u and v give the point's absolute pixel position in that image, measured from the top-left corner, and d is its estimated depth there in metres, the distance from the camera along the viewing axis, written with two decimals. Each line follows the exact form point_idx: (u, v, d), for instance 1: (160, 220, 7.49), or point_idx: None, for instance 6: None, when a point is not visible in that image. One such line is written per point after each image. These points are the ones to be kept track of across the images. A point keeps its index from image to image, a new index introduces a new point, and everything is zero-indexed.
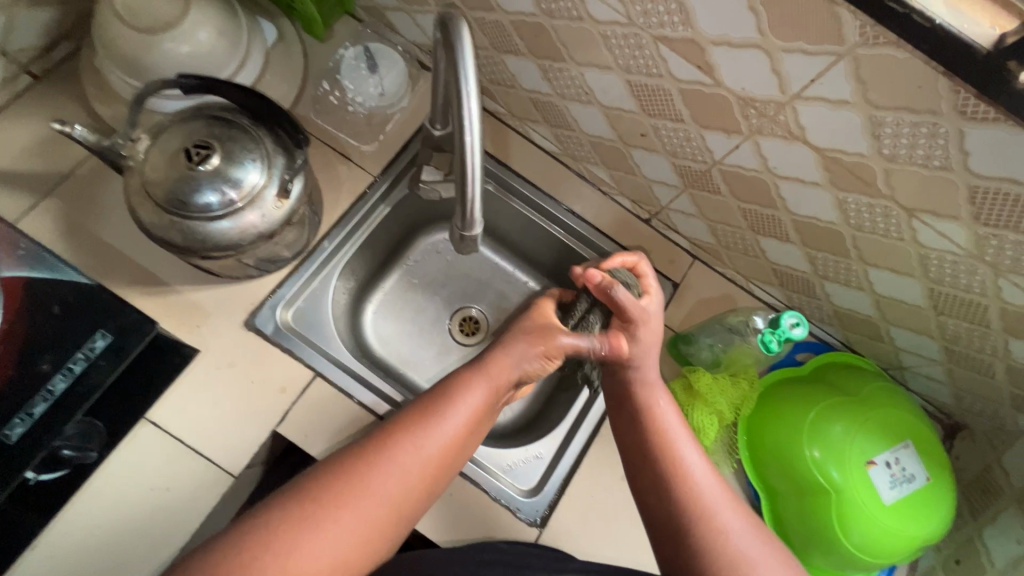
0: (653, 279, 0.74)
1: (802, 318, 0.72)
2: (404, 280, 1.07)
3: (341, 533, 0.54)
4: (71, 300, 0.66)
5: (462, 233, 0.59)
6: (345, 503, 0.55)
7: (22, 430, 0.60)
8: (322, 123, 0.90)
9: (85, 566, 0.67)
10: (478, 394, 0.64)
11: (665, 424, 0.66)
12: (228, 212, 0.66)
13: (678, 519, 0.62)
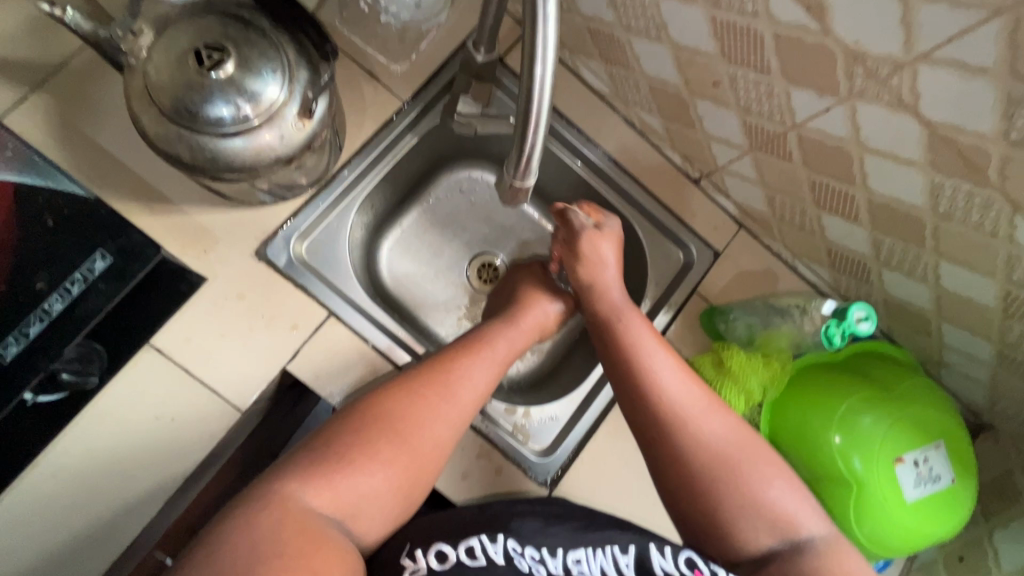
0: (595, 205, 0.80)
1: (870, 314, 0.71)
2: (424, 218, 1.00)
3: (405, 455, 0.58)
4: (66, 214, 0.59)
5: (513, 185, 0.51)
6: (403, 430, 0.58)
7: (17, 350, 0.56)
8: (348, 33, 0.80)
9: (85, 492, 0.64)
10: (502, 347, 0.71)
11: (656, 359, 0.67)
12: (242, 129, 0.58)
13: (664, 437, 0.63)
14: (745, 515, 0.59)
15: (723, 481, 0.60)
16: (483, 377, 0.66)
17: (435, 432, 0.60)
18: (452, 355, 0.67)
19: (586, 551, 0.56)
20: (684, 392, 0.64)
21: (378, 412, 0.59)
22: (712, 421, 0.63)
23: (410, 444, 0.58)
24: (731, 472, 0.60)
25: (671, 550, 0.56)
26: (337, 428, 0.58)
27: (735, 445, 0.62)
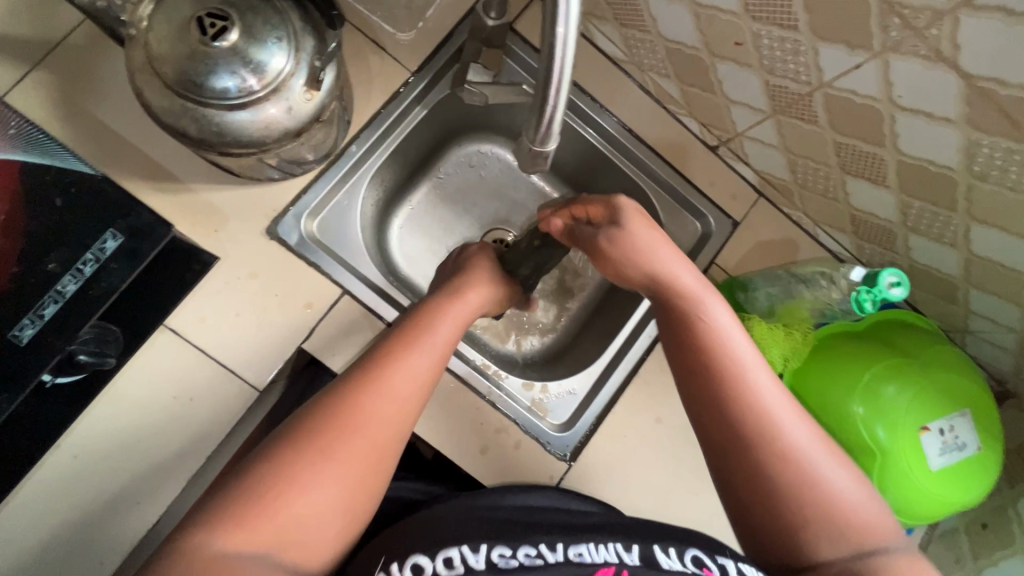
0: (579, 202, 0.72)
1: (903, 278, 0.66)
2: (434, 195, 0.98)
3: (345, 468, 0.48)
4: (74, 193, 0.57)
5: (533, 149, 0.49)
6: (343, 437, 0.49)
7: (33, 332, 0.55)
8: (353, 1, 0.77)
9: (108, 469, 0.65)
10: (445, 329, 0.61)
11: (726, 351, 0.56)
12: (248, 101, 0.56)
13: (736, 445, 0.53)
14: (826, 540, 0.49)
15: (803, 502, 0.50)
16: (425, 365, 0.56)
17: (378, 435, 0.50)
18: (394, 343, 0.57)
19: (587, 545, 0.49)
20: (761, 396, 0.54)
21: (312, 422, 0.49)
22: (777, 421, 0.53)
23: (352, 455, 0.49)
24: (810, 490, 0.50)
25: (677, 550, 0.49)
26: (264, 446, 0.48)
27: (818, 455, 0.52)
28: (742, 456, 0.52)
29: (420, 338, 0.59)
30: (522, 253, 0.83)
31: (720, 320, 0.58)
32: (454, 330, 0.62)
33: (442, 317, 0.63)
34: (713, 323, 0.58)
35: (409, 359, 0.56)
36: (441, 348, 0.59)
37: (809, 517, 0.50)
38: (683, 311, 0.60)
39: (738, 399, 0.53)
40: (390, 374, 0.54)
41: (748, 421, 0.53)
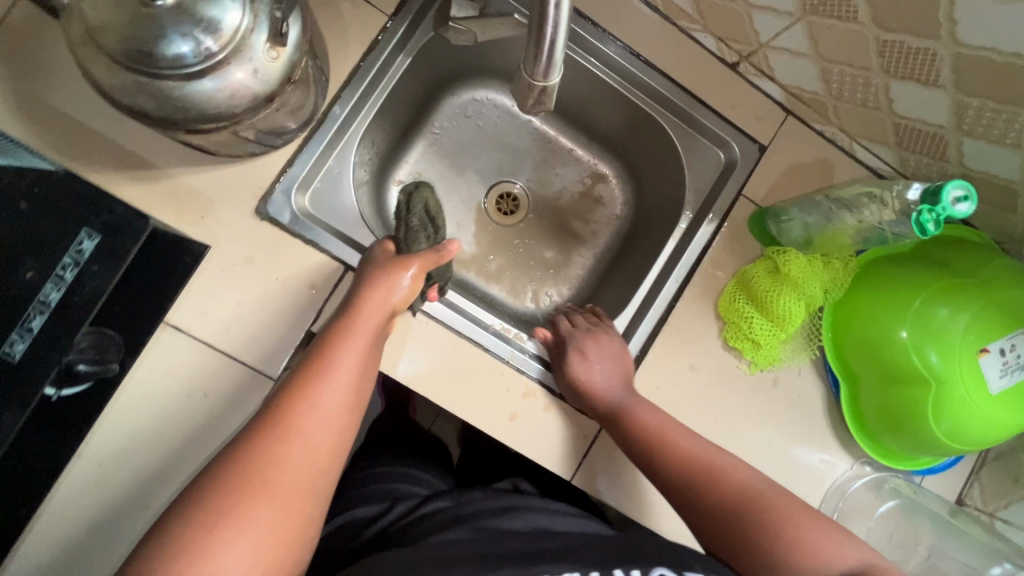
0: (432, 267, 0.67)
1: (971, 191, 0.55)
2: (430, 152, 0.91)
3: (260, 526, 0.45)
4: (37, 193, 0.52)
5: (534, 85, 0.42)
6: (254, 488, 0.46)
7: (25, 347, 0.52)
8: None
9: (125, 485, 0.62)
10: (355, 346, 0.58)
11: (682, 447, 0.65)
12: (207, 68, 0.50)
13: (702, 506, 0.61)
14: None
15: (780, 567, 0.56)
16: (333, 402, 0.53)
17: (292, 483, 0.48)
18: (297, 384, 0.53)
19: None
20: (711, 472, 0.62)
21: (218, 481, 0.46)
22: (727, 474, 0.62)
23: (265, 508, 0.46)
24: (780, 551, 0.56)
25: (641, 573, 0.50)
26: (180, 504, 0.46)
27: (778, 509, 0.58)
28: (718, 524, 0.60)
29: (322, 375, 0.54)
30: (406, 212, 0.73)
31: (657, 424, 0.67)
32: (362, 355, 0.58)
33: (346, 342, 0.58)
34: (659, 431, 0.66)
35: (315, 399, 0.52)
36: (349, 381, 0.55)
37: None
38: (621, 415, 0.69)
39: (695, 475, 0.62)
40: (297, 419, 0.51)
41: (708, 513, 0.61)
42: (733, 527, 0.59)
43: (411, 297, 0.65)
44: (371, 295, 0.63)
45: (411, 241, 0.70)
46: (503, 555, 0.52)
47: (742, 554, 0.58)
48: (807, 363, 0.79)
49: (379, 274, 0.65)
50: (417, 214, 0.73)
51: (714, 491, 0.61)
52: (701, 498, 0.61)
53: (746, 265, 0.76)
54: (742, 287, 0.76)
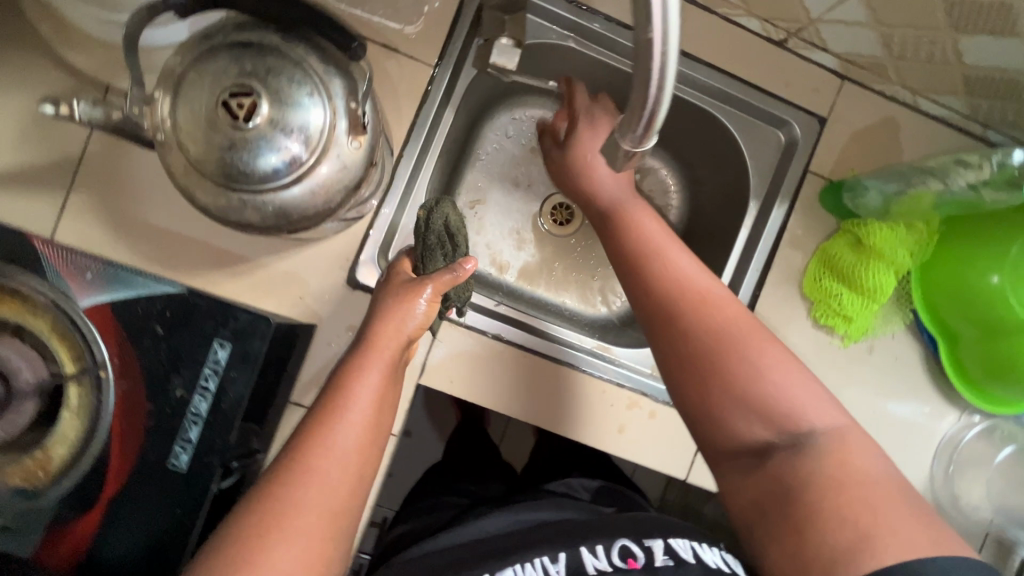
0: (449, 280, 0.56)
1: None
2: (480, 180, 0.92)
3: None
4: (169, 317, 0.56)
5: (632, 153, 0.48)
6: (271, 541, 0.41)
7: (188, 456, 0.57)
8: (349, 10, 0.69)
9: None
10: (374, 376, 0.50)
11: (674, 269, 0.59)
12: (300, 174, 0.52)
13: (675, 321, 0.58)
14: (755, 424, 0.54)
15: (733, 395, 0.55)
16: (351, 445, 0.46)
17: (310, 532, 0.42)
18: (309, 427, 0.46)
19: (516, 566, 0.54)
20: (685, 297, 0.58)
21: (233, 538, 0.41)
22: (713, 308, 0.57)
23: (283, 563, 0.41)
24: (737, 382, 0.54)
25: (604, 545, 0.56)
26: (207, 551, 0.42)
27: (741, 339, 0.56)
28: (693, 355, 0.56)
29: (336, 416, 0.47)
30: (427, 231, 0.62)
31: (652, 234, 0.63)
32: (380, 392, 0.50)
33: (361, 377, 0.49)
34: (648, 259, 0.61)
35: (330, 446, 0.45)
36: (365, 421, 0.48)
37: (746, 406, 0.54)
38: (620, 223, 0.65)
39: (680, 291, 0.58)
40: (311, 467, 0.44)
41: (675, 339, 0.58)
42: (709, 360, 0.55)
43: (429, 324, 0.56)
44: (385, 327, 0.54)
45: (428, 259, 0.62)
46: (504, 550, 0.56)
47: (700, 382, 0.56)
48: (900, 328, 0.79)
49: (393, 296, 0.56)
50: (438, 230, 0.62)
51: (687, 318, 0.57)
52: (682, 311, 0.57)
53: (824, 242, 0.77)
54: (824, 265, 0.76)
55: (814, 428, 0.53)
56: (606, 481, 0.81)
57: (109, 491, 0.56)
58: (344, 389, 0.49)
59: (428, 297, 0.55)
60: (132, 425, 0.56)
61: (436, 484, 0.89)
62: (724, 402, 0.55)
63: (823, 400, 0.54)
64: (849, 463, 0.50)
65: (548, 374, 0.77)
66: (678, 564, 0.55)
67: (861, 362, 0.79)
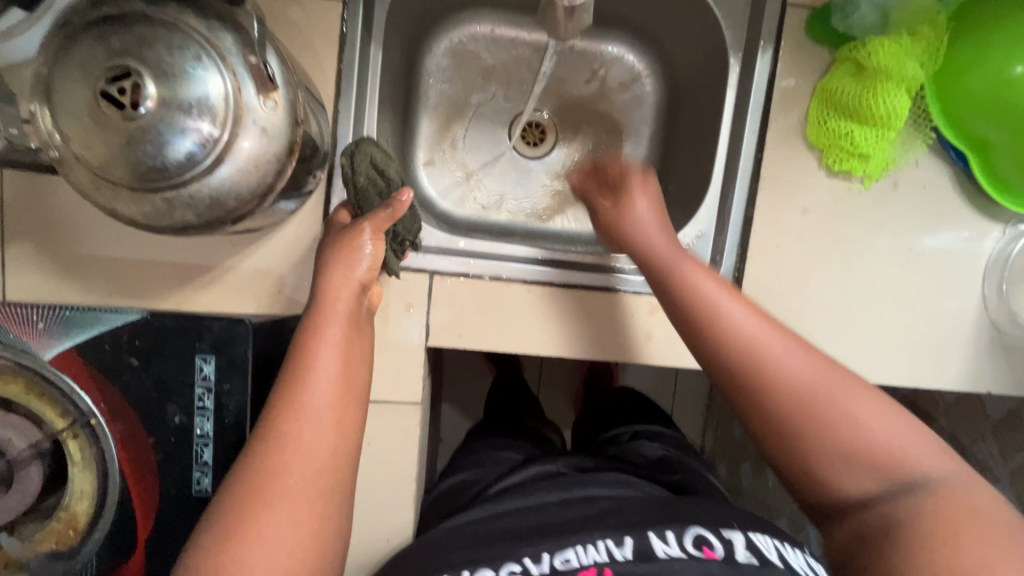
0: (385, 216, 0.58)
1: None
2: (437, 121, 0.85)
3: (269, 542, 0.42)
4: (140, 345, 0.52)
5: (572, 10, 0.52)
6: (266, 493, 0.43)
7: (210, 479, 0.54)
8: None
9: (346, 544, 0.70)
10: (334, 332, 0.50)
11: (732, 326, 0.55)
12: (219, 153, 0.45)
13: (744, 390, 0.54)
14: (848, 479, 0.51)
15: (835, 449, 0.50)
16: (320, 402, 0.47)
17: (300, 491, 0.43)
18: (277, 394, 0.47)
19: (575, 549, 0.51)
20: (756, 359, 0.53)
21: (228, 508, 0.43)
22: (784, 366, 0.53)
23: (277, 522, 0.42)
24: (837, 439, 0.50)
25: (676, 531, 0.52)
26: (214, 512, 0.44)
27: (831, 391, 0.52)
28: (783, 430, 0.52)
29: (301, 378, 0.47)
30: (351, 174, 0.62)
31: (702, 284, 0.58)
32: (344, 345, 0.50)
33: (320, 335, 0.50)
34: (716, 314, 0.55)
35: (301, 406, 0.46)
36: (336, 375, 0.48)
37: (850, 465, 0.50)
38: (673, 294, 0.59)
39: (744, 353, 0.54)
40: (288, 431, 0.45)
41: (766, 399, 0.52)
42: (793, 424, 0.51)
43: (379, 264, 0.56)
44: (334, 279, 0.54)
45: (364, 204, 0.62)
46: (552, 531, 0.55)
47: (795, 431, 0.52)
48: (922, 152, 0.71)
49: (335, 249, 0.56)
50: (364, 170, 0.62)
51: (773, 375, 0.52)
52: (746, 377, 0.53)
53: (820, 80, 0.69)
54: (827, 103, 0.69)
55: (915, 487, 0.49)
56: (673, 451, 0.78)
57: (145, 533, 0.53)
58: (305, 347, 0.49)
59: (371, 235, 0.56)
60: (144, 463, 0.53)
61: (491, 435, 0.90)
62: (812, 452, 0.51)
63: (913, 435, 0.51)
64: (950, 523, 0.45)
65: (557, 300, 0.72)
66: (764, 565, 0.48)
67: (886, 200, 0.73)
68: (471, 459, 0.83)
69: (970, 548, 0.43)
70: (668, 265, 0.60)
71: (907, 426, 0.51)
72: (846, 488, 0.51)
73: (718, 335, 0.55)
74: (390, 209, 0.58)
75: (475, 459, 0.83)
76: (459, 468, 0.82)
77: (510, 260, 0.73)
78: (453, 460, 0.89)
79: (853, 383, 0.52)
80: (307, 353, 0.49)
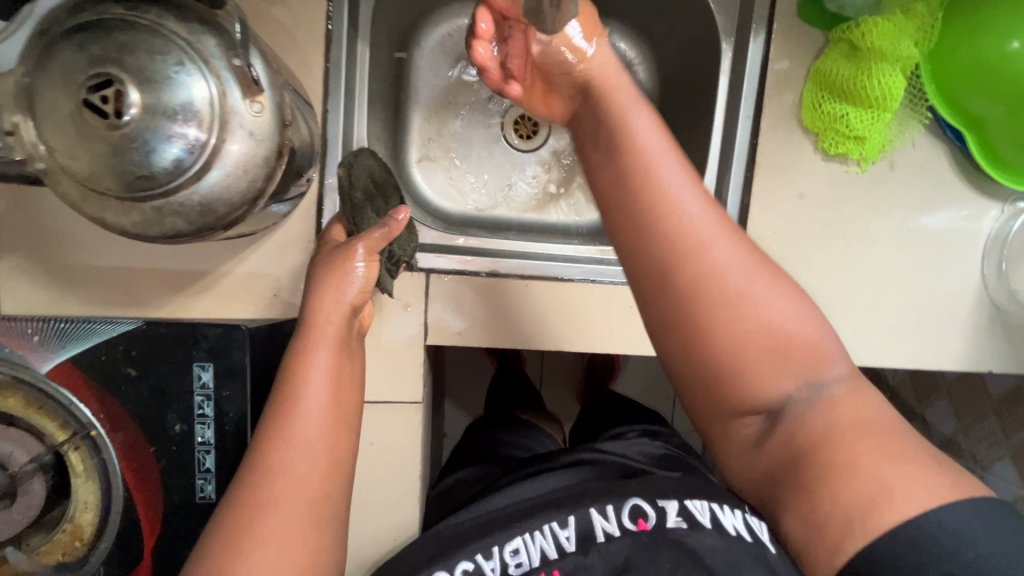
0: (381, 233, 0.56)
1: None
2: (428, 117, 0.84)
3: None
4: (136, 355, 0.52)
5: None
6: (258, 529, 0.41)
7: (214, 486, 0.54)
8: None
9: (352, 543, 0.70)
10: (322, 357, 0.49)
11: (663, 189, 0.43)
12: (207, 158, 0.45)
13: (664, 276, 0.44)
14: (755, 379, 0.44)
15: (711, 301, 0.43)
16: (309, 434, 0.45)
17: (293, 524, 0.42)
18: (266, 425, 0.45)
19: (523, 537, 0.53)
20: (687, 245, 0.43)
21: (219, 545, 0.41)
22: (713, 255, 0.43)
23: (271, 556, 0.41)
24: (744, 337, 0.43)
25: (615, 505, 0.53)
26: (204, 547, 0.42)
27: (754, 293, 0.43)
28: (681, 294, 0.43)
29: (289, 411, 0.46)
30: (348, 189, 0.63)
31: (651, 146, 0.44)
32: (334, 372, 0.49)
33: (308, 361, 0.48)
34: (628, 146, 0.45)
35: (289, 442, 0.44)
36: (324, 405, 0.47)
37: (734, 326, 0.43)
38: (605, 132, 0.46)
39: (668, 218, 0.43)
40: (276, 463, 0.44)
41: (645, 229, 0.44)
42: (703, 316, 0.43)
43: (371, 286, 0.54)
44: (323, 301, 0.52)
45: (359, 218, 0.61)
46: (507, 521, 0.55)
47: (684, 291, 0.43)
48: (918, 132, 0.71)
49: (324, 272, 0.54)
50: (358, 187, 0.63)
51: (672, 222, 0.43)
52: (671, 249, 0.43)
53: (814, 63, 0.68)
54: (821, 86, 0.68)
55: (821, 390, 0.44)
56: (672, 449, 0.78)
57: (151, 541, 0.54)
58: (293, 375, 0.48)
59: (365, 256, 0.54)
60: (146, 472, 0.53)
61: (493, 432, 0.90)
62: (719, 358, 0.44)
63: (824, 343, 0.45)
64: (856, 431, 0.42)
65: (554, 295, 0.71)
66: (692, 527, 0.50)
67: (883, 182, 0.72)
68: (473, 455, 0.84)
69: (875, 461, 0.40)
70: (602, 113, 0.47)
71: (819, 325, 0.45)
72: (745, 359, 0.43)
73: (649, 197, 0.44)
74: (385, 227, 0.57)
75: (477, 455, 0.83)
76: (461, 464, 0.82)
77: (512, 256, 0.74)
78: (454, 456, 0.90)
79: (794, 303, 0.45)
80: (296, 382, 0.47)
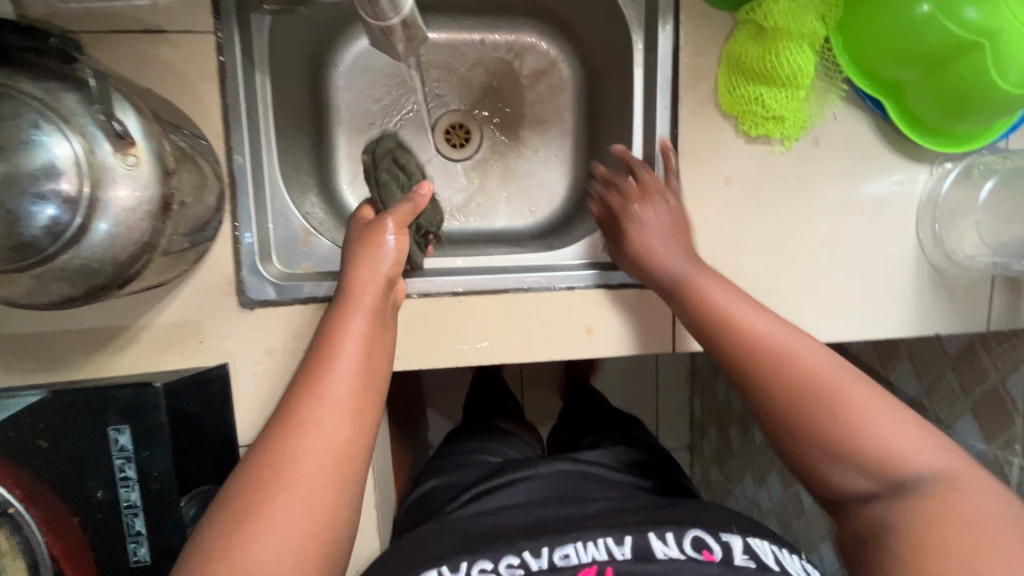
0: (407, 206, 0.60)
1: None
2: (354, 136, 0.82)
3: (283, 524, 0.41)
4: (46, 426, 0.53)
5: (396, 22, 0.51)
6: (282, 474, 0.42)
7: (147, 547, 0.55)
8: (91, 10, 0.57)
9: None
10: (358, 322, 0.51)
11: (760, 345, 0.56)
12: (87, 217, 0.43)
13: (795, 411, 0.53)
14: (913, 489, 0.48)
15: (830, 416, 0.51)
16: (340, 393, 0.47)
17: (312, 478, 0.43)
18: (301, 380, 0.48)
19: (573, 544, 0.51)
20: (805, 377, 0.54)
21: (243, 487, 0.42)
22: (827, 379, 0.53)
23: (288, 505, 0.41)
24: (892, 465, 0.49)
25: (675, 533, 0.51)
26: (228, 491, 0.43)
27: (880, 411, 0.51)
28: (823, 430, 0.52)
29: (324, 368, 0.48)
30: (371, 175, 0.65)
31: (733, 316, 0.59)
32: (366, 340, 0.51)
33: (346, 324, 0.51)
34: (720, 318, 0.59)
35: (322, 396, 0.46)
36: (356, 371, 0.49)
37: (850, 441, 0.50)
38: (690, 311, 0.61)
39: (775, 367, 0.55)
40: (305, 416, 0.45)
41: (754, 366, 0.56)
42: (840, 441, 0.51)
43: (402, 259, 0.57)
44: (359, 273, 0.55)
45: (386, 198, 0.64)
46: (555, 525, 0.55)
47: (817, 423, 0.52)
48: (837, 103, 0.71)
49: (359, 242, 0.58)
50: (383, 166, 0.65)
51: (772, 367, 0.55)
52: (788, 386, 0.54)
53: (723, 46, 0.68)
54: (733, 70, 0.67)
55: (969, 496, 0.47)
56: (649, 455, 0.79)
57: None
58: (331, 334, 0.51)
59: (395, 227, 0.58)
60: (75, 542, 0.53)
61: (461, 442, 0.89)
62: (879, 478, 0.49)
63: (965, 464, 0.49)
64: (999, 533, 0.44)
65: (497, 307, 0.69)
66: (763, 566, 0.48)
67: (810, 158, 0.72)
68: (440, 467, 0.82)
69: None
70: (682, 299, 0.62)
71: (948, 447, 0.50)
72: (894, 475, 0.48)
73: (744, 359, 0.57)
74: (411, 200, 0.61)
75: (444, 467, 0.81)
76: (426, 479, 0.79)
77: (445, 274, 0.71)
78: (426, 470, 0.85)
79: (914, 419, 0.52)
80: (342, 333, 0.50)
